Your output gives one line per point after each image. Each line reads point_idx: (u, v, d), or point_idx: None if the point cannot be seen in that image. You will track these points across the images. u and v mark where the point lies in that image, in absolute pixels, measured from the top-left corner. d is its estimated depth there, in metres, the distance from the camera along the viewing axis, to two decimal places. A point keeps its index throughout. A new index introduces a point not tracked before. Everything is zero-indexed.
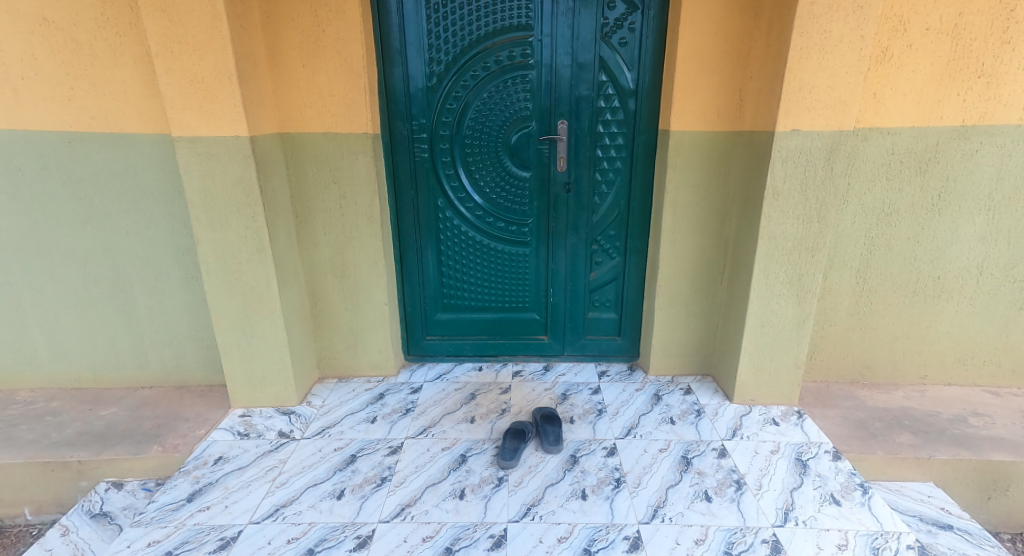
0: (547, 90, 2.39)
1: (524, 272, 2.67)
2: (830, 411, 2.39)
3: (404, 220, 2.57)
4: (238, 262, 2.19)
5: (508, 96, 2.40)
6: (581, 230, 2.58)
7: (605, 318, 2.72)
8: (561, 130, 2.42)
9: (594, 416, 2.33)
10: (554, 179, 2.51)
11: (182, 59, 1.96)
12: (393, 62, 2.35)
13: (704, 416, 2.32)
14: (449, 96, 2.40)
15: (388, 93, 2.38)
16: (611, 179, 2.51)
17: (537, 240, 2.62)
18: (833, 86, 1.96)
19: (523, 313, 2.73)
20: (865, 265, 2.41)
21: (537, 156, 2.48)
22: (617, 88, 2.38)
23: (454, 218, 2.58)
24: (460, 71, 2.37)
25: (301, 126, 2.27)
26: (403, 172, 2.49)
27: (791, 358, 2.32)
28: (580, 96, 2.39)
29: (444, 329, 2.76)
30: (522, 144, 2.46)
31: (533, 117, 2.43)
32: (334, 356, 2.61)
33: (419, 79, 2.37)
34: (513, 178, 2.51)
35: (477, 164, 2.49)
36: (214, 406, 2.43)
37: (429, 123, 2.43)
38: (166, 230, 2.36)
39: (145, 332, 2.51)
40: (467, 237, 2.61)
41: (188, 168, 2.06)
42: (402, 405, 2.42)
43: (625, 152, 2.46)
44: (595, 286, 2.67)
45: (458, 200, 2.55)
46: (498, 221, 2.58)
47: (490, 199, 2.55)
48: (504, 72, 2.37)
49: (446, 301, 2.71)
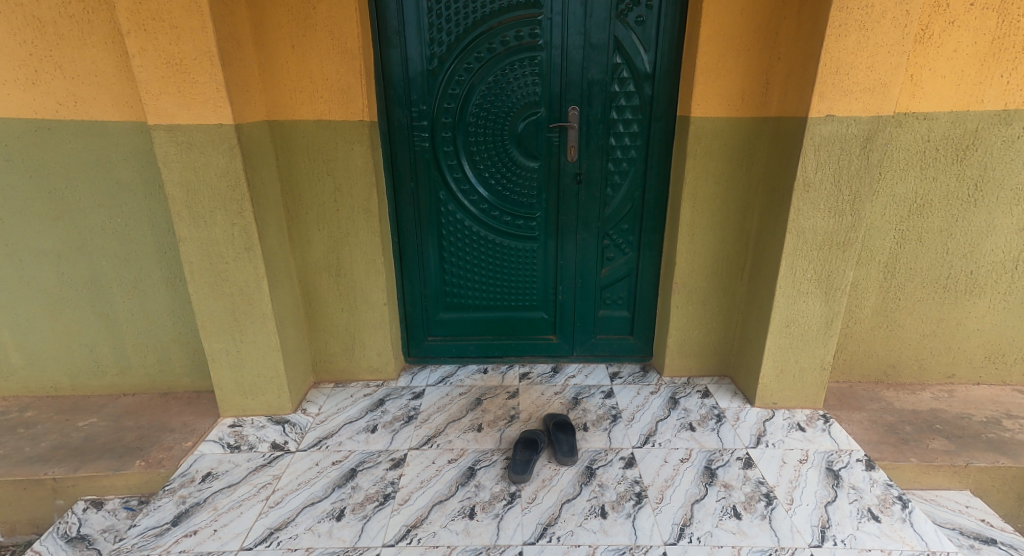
0: (556, 72, 2.22)
1: (532, 269, 2.55)
2: (856, 415, 2.27)
3: (403, 215, 2.41)
4: (225, 262, 2.01)
5: (515, 79, 2.22)
6: (592, 224, 2.45)
7: (617, 316, 2.62)
8: (573, 117, 2.25)
9: (609, 423, 2.20)
10: (564, 170, 2.35)
11: (157, 39, 1.75)
12: (390, 42, 2.17)
13: (725, 422, 2.19)
14: (452, 81, 2.23)
15: (384, 77, 2.20)
16: (624, 169, 2.35)
17: (545, 235, 2.48)
18: (872, 68, 1.79)
19: (530, 312, 2.62)
20: (894, 260, 2.28)
21: (545, 145, 2.32)
22: (633, 71, 2.21)
23: (457, 212, 2.43)
24: (462, 53, 2.19)
25: (291, 114, 2.09)
26: (402, 162, 2.32)
27: (817, 360, 2.19)
28: (592, 79, 2.22)
29: (446, 329, 2.64)
30: (529, 131, 2.29)
31: (542, 104, 2.26)
32: (331, 359, 2.49)
33: (418, 61, 2.20)
34: (522, 169, 2.36)
35: (481, 154, 2.33)
36: (203, 414, 2.28)
37: (430, 110, 2.26)
38: (145, 226, 2.19)
39: (126, 336, 2.34)
40: (471, 232, 2.47)
41: (167, 159, 1.86)
42: (404, 412, 2.28)
43: (640, 140, 2.30)
44: (606, 283, 2.56)
45: (461, 193, 2.39)
46: (504, 215, 2.44)
47: (496, 191, 2.39)
48: (511, 54, 2.20)
49: (449, 300, 2.59)
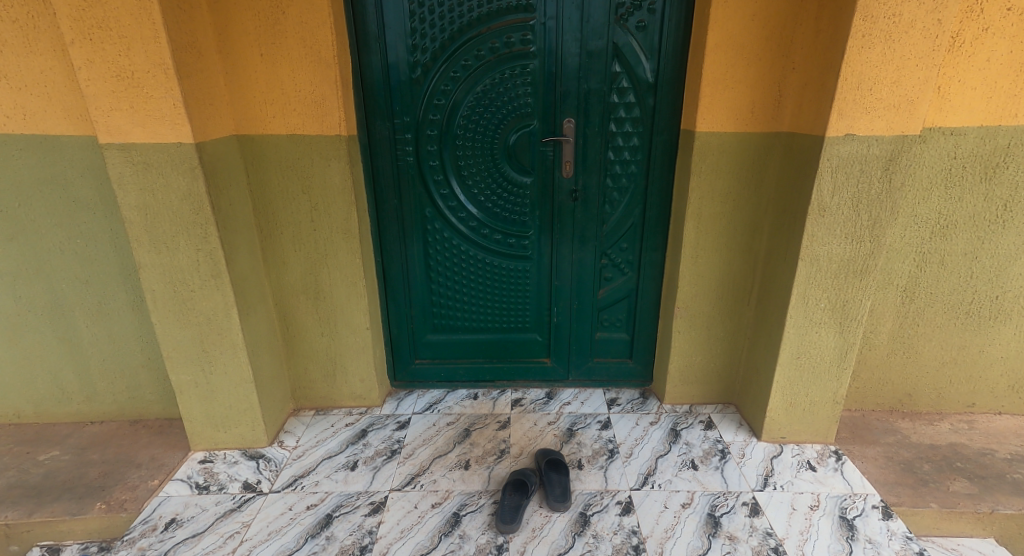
0: (550, 81, 2.05)
1: (525, 289, 2.41)
2: (871, 450, 2.12)
3: (387, 234, 2.26)
4: (190, 289, 1.85)
5: (505, 89, 2.06)
6: (589, 243, 2.30)
7: (615, 339, 2.48)
8: (568, 130, 2.09)
9: (605, 459, 2.06)
10: (558, 187, 2.19)
11: (105, 49, 1.58)
12: (370, 48, 2.00)
13: (730, 459, 2.05)
14: (437, 91, 2.06)
15: (363, 87, 2.03)
16: (623, 185, 2.19)
17: (539, 254, 2.34)
18: (898, 82, 1.62)
19: (523, 334, 2.50)
20: (913, 284, 2.12)
21: (539, 160, 2.16)
22: (633, 81, 2.04)
23: (444, 230, 2.28)
24: (449, 60, 2.03)
25: (261, 128, 1.91)
26: (384, 179, 2.16)
27: (830, 393, 2.04)
28: (589, 90, 2.05)
29: (434, 351, 2.51)
30: (521, 145, 2.13)
31: (535, 116, 2.09)
32: (311, 385, 2.35)
33: (400, 69, 2.03)
34: (513, 186, 2.20)
35: (469, 169, 2.17)
36: (173, 447, 2.13)
37: (413, 123, 2.10)
38: (107, 247, 2.03)
39: (91, 362, 2.19)
40: (460, 251, 2.32)
41: (122, 180, 1.70)
42: (387, 446, 2.14)
43: (641, 154, 2.14)
44: (603, 305, 2.42)
45: (449, 210, 2.24)
46: (494, 234, 2.29)
47: (486, 209, 2.24)
48: (501, 62, 2.03)
49: (437, 322, 2.46)
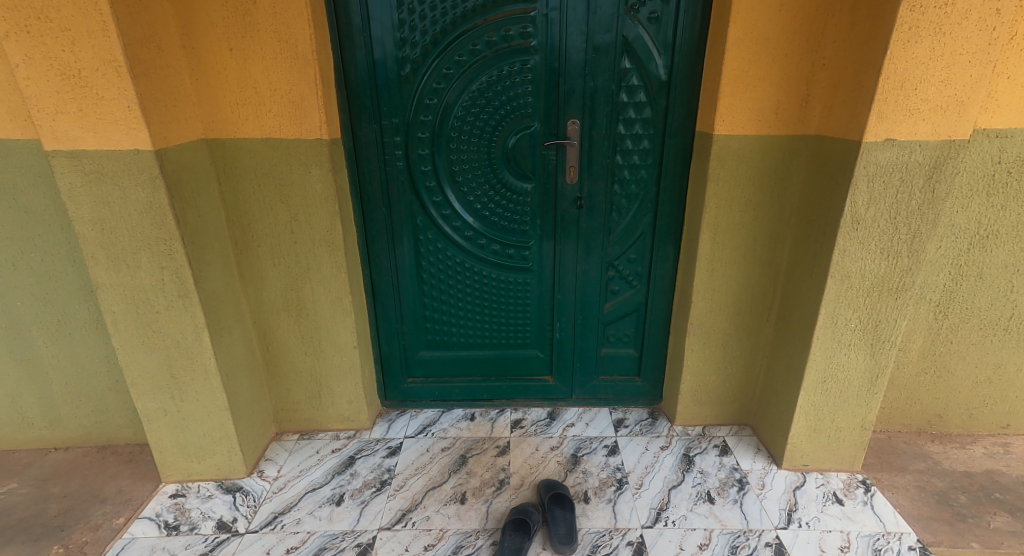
0: (553, 79, 1.87)
1: (525, 303, 2.24)
2: (901, 478, 1.95)
3: (375, 245, 2.08)
4: (155, 311, 1.67)
5: (504, 87, 1.88)
6: (594, 254, 2.13)
7: (622, 355, 2.31)
8: (573, 133, 1.92)
9: (613, 491, 1.90)
10: (561, 193, 2.02)
11: (47, 45, 1.40)
12: (353, 42, 1.81)
13: (749, 491, 1.89)
14: (429, 89, 1.88)
15: (347, 85, 1.85)
16: (632, 192, 2.02)
17: (540, 266, 2.17)
18: (947, 81, 1.44)
19: (522, 350, 2.33)
20: (948, 298, 1.95)
21: (540, 164, 1.98)
22: (644, 77, 1.86)
23: (437, 241, 2.11)
24: (441, 55, 1.84)
25: (232, 131, 1.73)
26: (371, 185, 1.98)
27: (858, 419, 1.87)
28: (596, 88, 1.87)
29: (427, 369, 2.34)
30: (521, 148, 1.96)
31: (536, 116, 1.92)
32: (294, 408, 2.17)
33: (387, 65, 1.84)
34: (512, 192, 2.02)
35: (465, 175, 1.99)
36: (143, 478, 1.96)
37: (403, 124, 1.91)
38: (66, 261, 1.85)
39: (53, 385, 2.02)
40: (454, 262, 2.15)
41: (73, 192, 1.52)
42: (376, 476, 1.98)
43: (652, 158, 1.97)
44: (609, 319, 2.25)
45: (442, 219, 2.07)
46: (492, 244, 2.12)
47: (483, 217, 2.07)
48: (498, 58, 1.85)
49: (431, 338, 2.29)
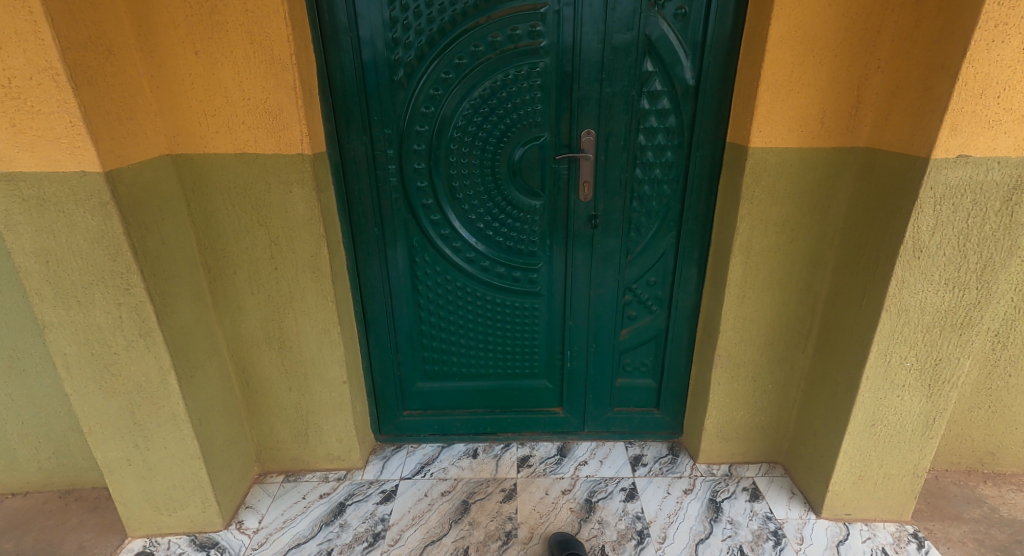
0: (565, 84, 1.66)
1: (533, 330, 2.04)
2: (955, 529, 1.74)
3: (367, 269, 1.87)
4: (113, 353, 1.46)
5: (509, 93, 1.68)
6: (609, 277, 1.93)
7: (639, 385, 2.11)
8: (587, 144, 1.72)
9: (634, 547, 1.72)
10: (574, 211, 1.82)
11: None
12: (338, 43, 1.59)
13: (786, 546, 1.69)
14: (425, 96, 1.67)
15: (332, 92, 1.63)
16: (652, 209, 1.81)
17: (549, 289, 1.97)
18: None
19: (530, 380, 2.13)
20: (1007, 327, 1.74)
21: (550, 179, 1.78)
22: (668, 82, 1.65)
23: (436, 263, 1.90)
24: (440, 58, 1.63)
25: (201, 146, 1.51)
26: (361, 203, 1.77)
27: (910, 466, 1.66)
28: (613, 93, 1.66)
29: (426, 401, 2.14)
30: (529, 161, 1.75)
31: (546, 126, 1.71)
32: (278, 447, 1.97)
33: (378, 69, 1.63)
34: (519, 210, 1.83)
35: (466, 191, 1.80)
36: (108, 530, 1.76)
37: (396, 135, 1.70)
38: (17, 291, 1.64)
39: (9, 425, 1.81)
40: (455, 286, 1.95)
41: (11, 220, 1.31)
42: (369, 529, 1.79)
43: (675, 172, 1.76)
44: (626, 347, 2.05)
45: (441, 239, 1.86)
46: (496, 266, 1.92)
47: (486, 237, 1.87)
48: (504, 61, 1.65)
49: (429, 367, 2.09)
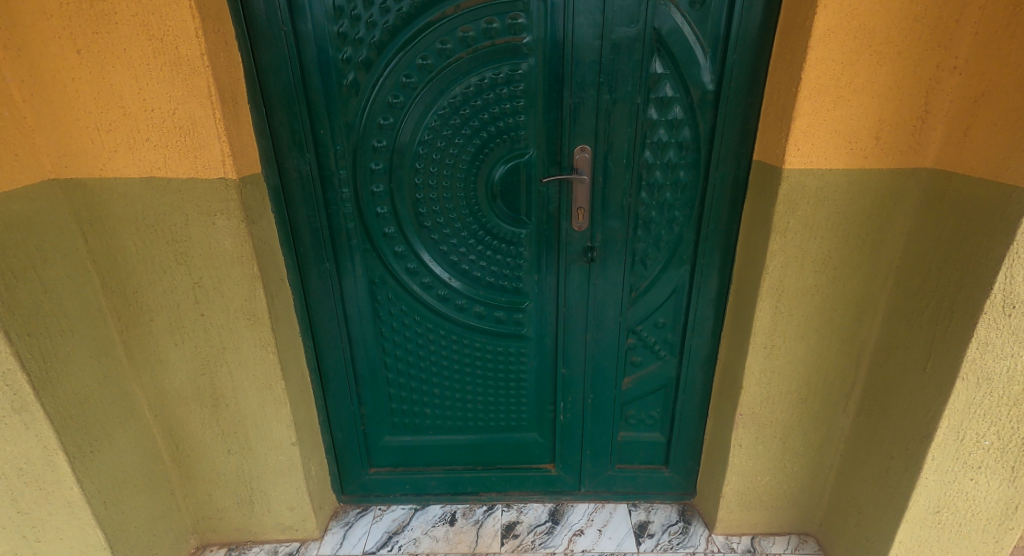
0: (554, 89, 1.36)
1: (519, 376, 1.74)
2: None
3: (320, 309, 1.57)
4: None
5: (486, 101, 1.37)
6: (609, 317, 1.62)
7: (645, 441, 1.80)
8: (582, 162, 1.41)
9: None
10: (566, 241, 1.51)
11: None
12: (271, 38, 1.27)
13: None
14: (383, 104, 1.36)
15: (266, 100, 1.32)
16: (660, 239, 1.51)
17: (538, 331, 1.67)
18: None
19: (517, 434, 1.82)
20: None
21: (537, 203, 1.48)
22: (681, 85, 1.34)
23: (403, 301, 1.61)
24: (400, 57, 1.32)
25: (99, 168, 1.21)
26: (309, 234, 1.47)
27: None
28: (613, 100, 1.35)
29: (395, 457, 1.84)
30: (511, 182, 1.45)
31: (531, 140, 1.41)
32: (219, 517, 1.66)
33: (323, 71, 1.32)
34: (501, 240, 1.53)
35: (436, 217, 1.50)
36: None
37: (349, 151, 1.40)
38: None
39: None
40: (426, 328, 1.66)
41: None
42: None
43: (689, 195, 1.45)
44: (629, 397, 1.74)
45: (408, 274, 1.57)
46: (474, 305, 1.62)
47: (462, 271, 1.57)
48: (479, 61, 1.34)
49: (399, 419, 1.79)
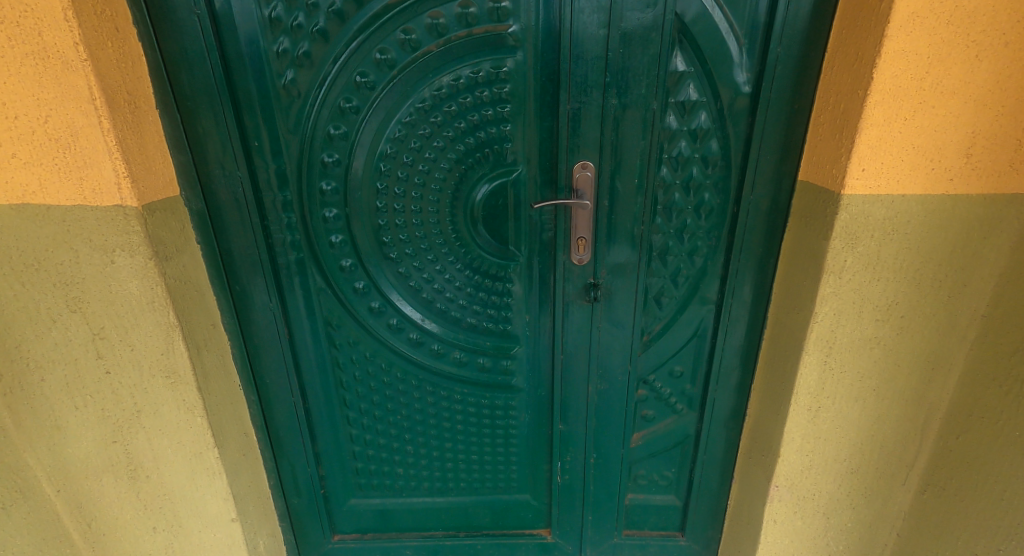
0: (549, 91, 1.08)
1: (509, 432, 1.46)
2: None
3: (265, 356, 1.30)
4: None
5: (464, 106, 1.10)
6: (615, 364, 1.35)
7: (657, 505, 1.52)
8: (583, 182, 1.14)
9: None
10: (564, 276, 1.24)
11: None
12: (184, 24, 1.00)
13: None
14: (333, 110, 1.09)
15: (182, 103, 1.04)
16: (678, 274, 1.24)
17: (530, 381, 1.39)
18: None
19: (506, 496, 1.54)
20: None
21: (528, 231, 1.20)
22: (707, 86, 1.06)
23: (367, 346, 1.34)
24: (352, 50, 1.05)
25: None
26: (247, 268, 1.19)
27: None
28: (623, 104, 1.08)
29: (362, 523, 1.56)
30: (496, 206, 1.18)
31: (520, 154, 1.13)
32: None
33: (254, 66, 1.04)
34: (484, 275, 1.25)
35: (404, 248, 1.22)
36: None
37: (292, 168, 1.12)
38: None
39: None
40: (396, 377, 1.38)
41: None
42: None
43: (715, 221, 1.18)
44: (639, 455, 1.47)
45: (372, 315, 1.29)
46: (453, 350, 1.35)
47: (438, 311, 1.30)
48: (453, 56, 1.06)
49: (366, 481, 1.51)
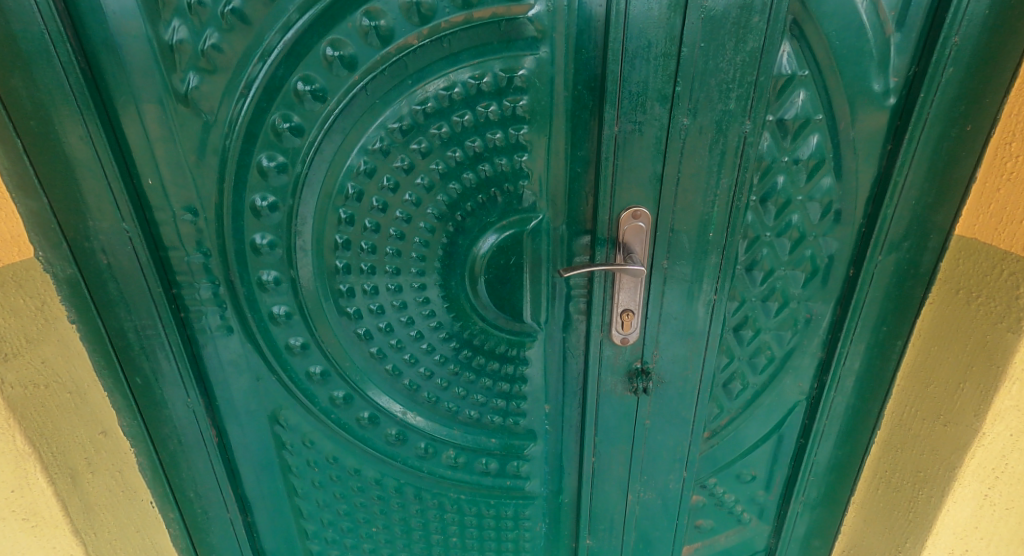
0: (585, 104, 0.73)
1: (521, 548, 1.10)
2: None
3: (185, 466, 0.94)
4: None
5: (461, 125, 0.75)
6: (666, 467, 1.00)
7: None
8: (632, 232, 0.79)
9: None
10: (600, 358, 0.89)
11: None
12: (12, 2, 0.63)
13: None
14: (263, 132, 0.73)
15: (23, 125, 0.69)
16: (758, 355, 0.89)
17: (551, 487, 1.03)
18: None
19: None
20: None
21: (551, 299, 0.85)
22: (824, 97, 0.72)
23: (329, 445, 0.98)
24: (290, 44, 0.69)
25: None
26: (149, 354, 0.83)
27: None
28: (696, 124, 0.73)
29: None
30: (507, 265, 0.82)
31: (542, 194, 0.78)
32: None
33: (140, 70, 0.68)
34: (489, 355, 0.90)
35: (376, 322, 0.86)
36: None
37: (208, 215, 0.77)
38: None
39: None
40: (370, 483, 1.02)
41: None
42: None
43: (818, 286, 0.83)
44: None
45: (334, 407, 0.94)
46: (447, 450, 0.99)
47: (425, 403, 0.94)
48: (444, 51, 0.71)
49: None
